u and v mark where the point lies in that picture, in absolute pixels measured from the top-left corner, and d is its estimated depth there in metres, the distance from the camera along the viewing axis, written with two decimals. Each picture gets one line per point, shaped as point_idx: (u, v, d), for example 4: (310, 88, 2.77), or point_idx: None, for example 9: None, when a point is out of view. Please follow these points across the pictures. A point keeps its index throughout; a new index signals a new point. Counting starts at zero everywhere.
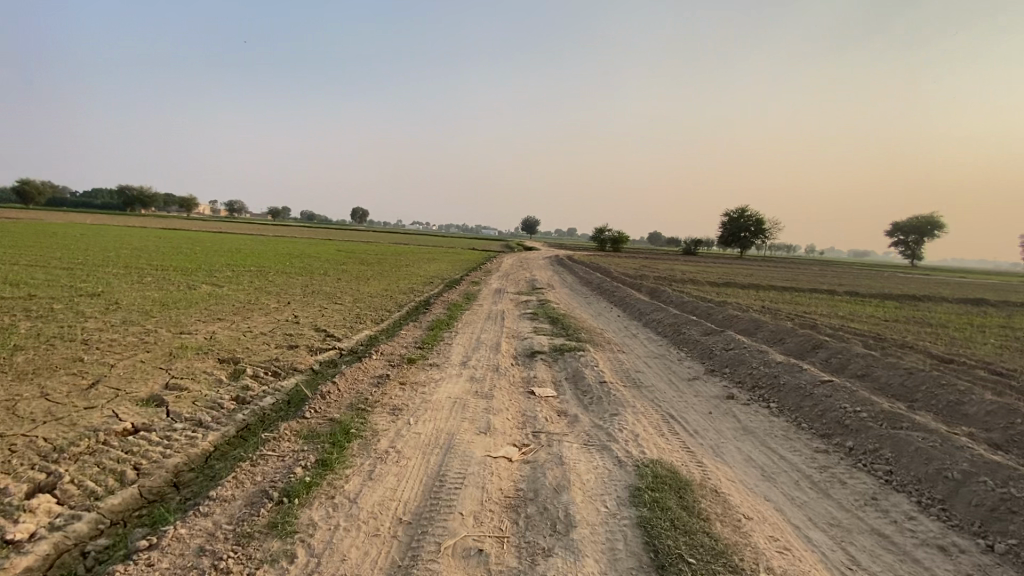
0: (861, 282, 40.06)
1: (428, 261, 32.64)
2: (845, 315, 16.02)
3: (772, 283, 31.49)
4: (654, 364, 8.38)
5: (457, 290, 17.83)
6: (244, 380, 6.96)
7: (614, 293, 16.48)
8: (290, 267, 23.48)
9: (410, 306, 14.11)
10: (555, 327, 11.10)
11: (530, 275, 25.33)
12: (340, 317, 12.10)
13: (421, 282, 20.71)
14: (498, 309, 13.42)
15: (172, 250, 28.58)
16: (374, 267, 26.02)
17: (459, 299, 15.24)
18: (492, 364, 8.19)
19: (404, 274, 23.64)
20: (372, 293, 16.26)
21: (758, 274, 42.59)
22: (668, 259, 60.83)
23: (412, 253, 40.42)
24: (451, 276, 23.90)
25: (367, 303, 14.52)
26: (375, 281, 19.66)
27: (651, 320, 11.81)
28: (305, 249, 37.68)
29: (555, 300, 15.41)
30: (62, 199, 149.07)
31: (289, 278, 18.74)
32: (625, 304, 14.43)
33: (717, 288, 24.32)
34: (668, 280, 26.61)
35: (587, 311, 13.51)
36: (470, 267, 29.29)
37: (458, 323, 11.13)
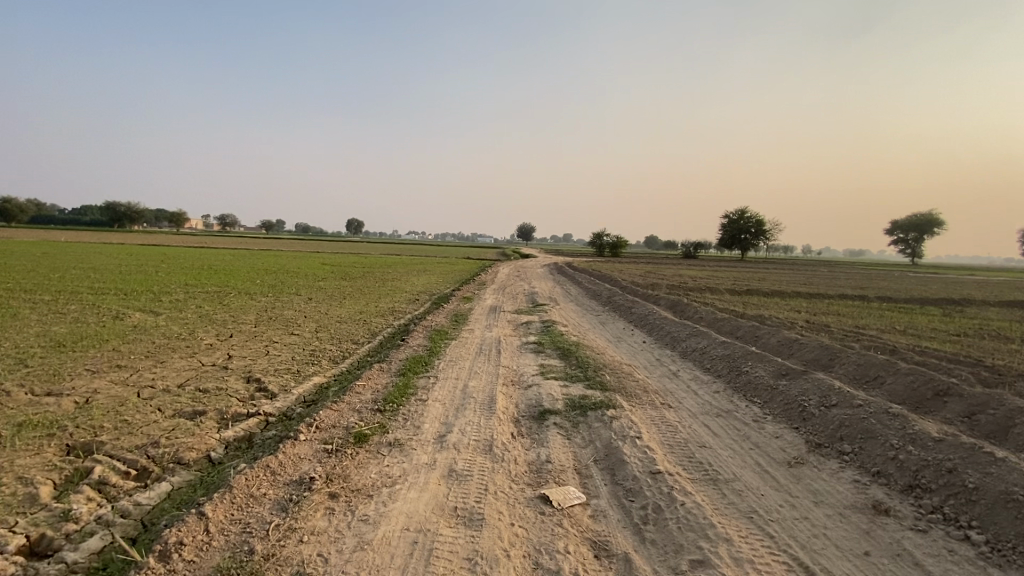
0: (878, 284, 37.76)
1: (417, 274, 29.86)
2: (909, 332, 13.35)
3: (792, 288, 28.81)
4: (723, 433, 5.69)
5: (444, 310, 15.10)
6: (75, 499, 4.25)
7: (632, 309, 13.76)
8: (259, 285, 20.76)
9: (384, 335, 11.35)
10: (568, 363, 8.41)
11: (530, 287, 22.72)
12: (288, 356, 9.39)
13: (405, 300, 18.00)
14: (492, 337, 10.73)
15: (131, 270, 25.75)
16: (355, 283, 23.30)
17: (445, 323, 12.49)
18: (483, 438, 5.52)
19: (388, 290, 20.96)
20: (342, 318, 13.52)
21: (770, 278, 40.11)
22: (673, 264, 58.16)
23: (401, 265, 37.63)
24: (440, 291, 21.21)
25: (330, 332, 11.77)
26: (351, 301, 16.94)
27: (692, 352, 9.09)
28: (285, 264, 34.87)
29: (562, 321, 12.71)
30: (48, 217, 145.80)
31: (248, 301, 15.98)
32: (650, 326, 11.70)
33: (739, 297, 21.73)
34: (682, 289, 24.03)
35: (604, 337, 10.78)
36: (463, 280, 26.54)
37: (439, 362, 8.43)
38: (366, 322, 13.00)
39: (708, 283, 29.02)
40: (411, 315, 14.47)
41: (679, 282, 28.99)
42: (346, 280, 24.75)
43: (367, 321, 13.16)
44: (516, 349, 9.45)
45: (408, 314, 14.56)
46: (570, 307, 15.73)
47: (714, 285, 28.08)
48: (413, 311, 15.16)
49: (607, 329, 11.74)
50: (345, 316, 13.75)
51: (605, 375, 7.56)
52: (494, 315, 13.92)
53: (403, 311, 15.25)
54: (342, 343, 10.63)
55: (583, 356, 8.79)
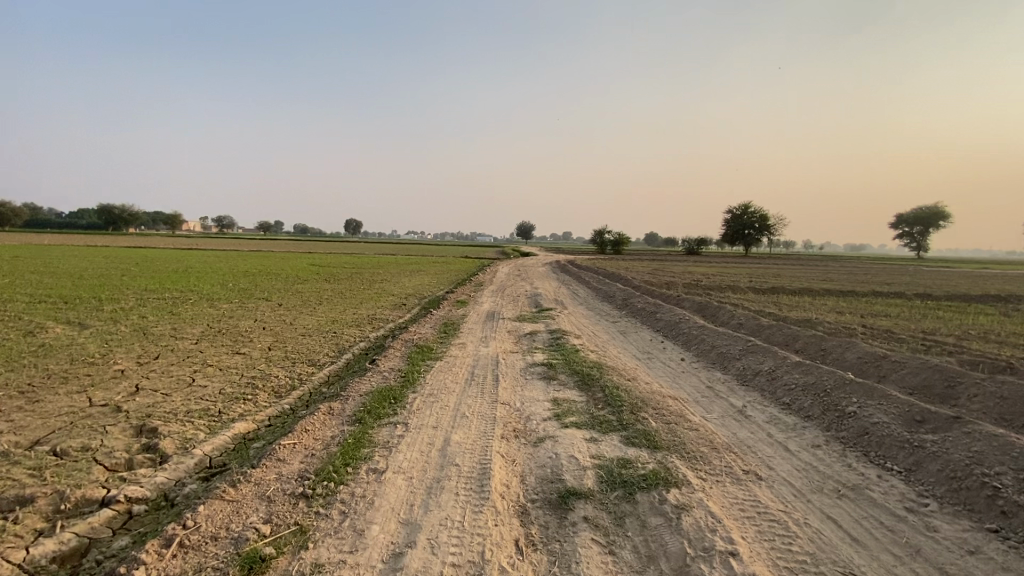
0: (900, 280, 35.49)
1: (410, 274, 27.48)
2: (993, 339, 11.04)
3: (817, 285, 26.46)
4: (871, 536, 3.43)
5: (431, 317, 12.72)
6: None
7: (658, 315, 11.37)
8: (228, 290, 18.43)
9: (352, 354, 8.99)
10: (591, 394, 6.09)
11: (532, 288, 20.44)
12: (217, 386, 7.02)
13: (390, 305, 15.68)
14: (487, 354, 8.36)
15: (93, 275, 23.32)
16: (338, 286, 20.96)
17: (430, 334, 10.11)
18: (467, 562, 3.18)
19: (374, 293, 18.66)
20: (309, 330, 11.16)
21: (785, 274, 37.84)
22: (678, 261, 55.92)
23: (393, 265, 35.21)
24: (432, 293, 18.87)
25: (287, 348, 9.40)
26: (326, 307, 14.63)
27: (755, 377, 6.77)
28: (268, 265, 32.47)
29: (574, 332, 10.32)
30: (41, 221, 143.35)
31: (203, 309, 13.62)
32: (685, 336, 9.35)
33: (766, 295, 19.44)
34: (700, 287, 21.74)
35: (630, 355, 8.43)
36: (458, 281, 24.15)
37: (414, 399, 6.07)
38: (336, 335, 10.65)
39: (726, 280, 26.58)
40: (392, 325, 12.08)
41: (694, 280, 26.50)
42: (329, 282, 22.34)
43: (337, 334, 10.79)
44: (520, 371, 7.10)
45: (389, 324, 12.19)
46: (582, 312, 13.36)
47: (733, 282, 25.64)
48: (397, 320, 12.79)
49: (630, 343, 9.40)
50: (313, 327, 11.38)
51: (650, 420, 5.22)
52: (492, 323, 11.54)
53: (385, 319, 12.87)
54: (297, 366, 8.28)
55: (612, 383, 6.44)
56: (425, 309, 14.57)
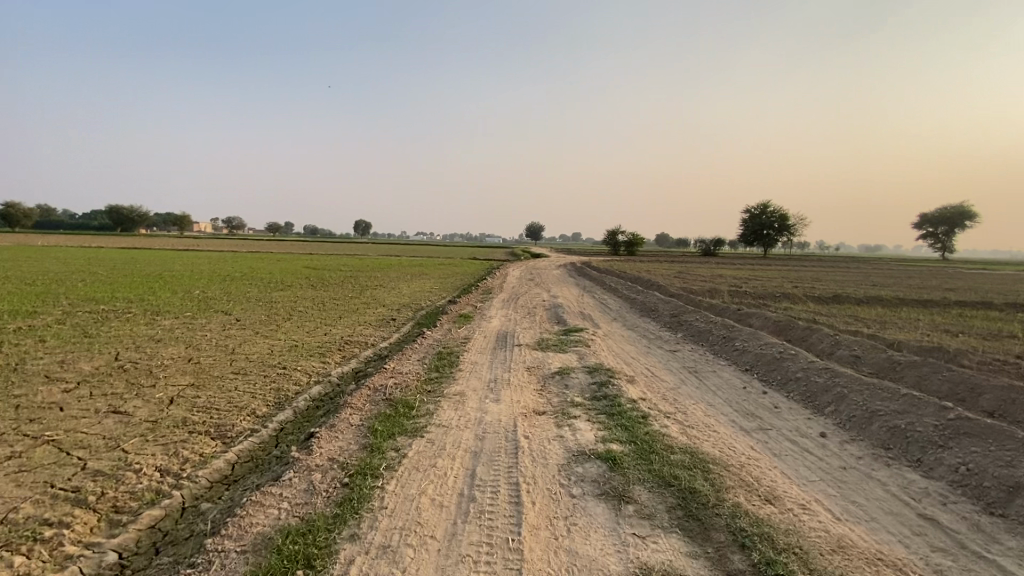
0: (952, 283, 32.01)
1: (408, 279, 24.26)
2: None
3: (873, 291, 23.08)
4: None
5: (424, 340, 9.53)
6: None
7: (737, 343, 8.08)
8: (186, 299, 15.36)
9: (288, 417, 5.81)
10: (719, 558, 2.88)
11: (549, 296, 17.26)
12: (11, 503, 3.88)
13: (376, 320, 12.56)
14: (498, 420, 5.16)
15: (44, 280, 20.40)
16: (321, 293, 17.85)
17: (415, 373, 6.89)
18: None
19: (360, 303, 15.54)
20: (251, 362, 7.97)
21: (822, 277, 34.40)
22: (697, 263, 52.45)
23: (393, 268, 32.01)
24: (430, 303, 15.75)
25: (198, 399, 6.23)
26: (293, 324, 11.53)
27: (1013, 499, 3.55)
28: (255, 269, 29.40)
29: (625, 373, 7.04)
30: (48, 222, 142.43)
31: (131, 328, 10.51)
32: (802, 385, 6.06)
33: (832, 306, 16.14)
34: (746, 295, 18.48)
35: (731, 426, 5.17)
36: (463, 287, 20.93)
37: (347, 564, 2.89)
38: (283, 374, 7.47)
39: (770, 287, 23.06)
40: (369, 355, 8.86)
41: (731, 285, 23.23)
42: (315, 289, 19.18)
43: (287, 371, 7.60)
44: (559, 475, 3.90)
45: (365, 352, 9.00)
46: (622, 335, 10.06)
47: (781, 288, 22.10)
48: (378, 346, 9.60)
49: (715, 397, 6.12)
50: (256, 358, 8.20)
51: None
52: (505, 352, 8.31)
53: (362, 345, 9.69)
54: (192, 437, 5.11)
55: (749, 521, 3.22)
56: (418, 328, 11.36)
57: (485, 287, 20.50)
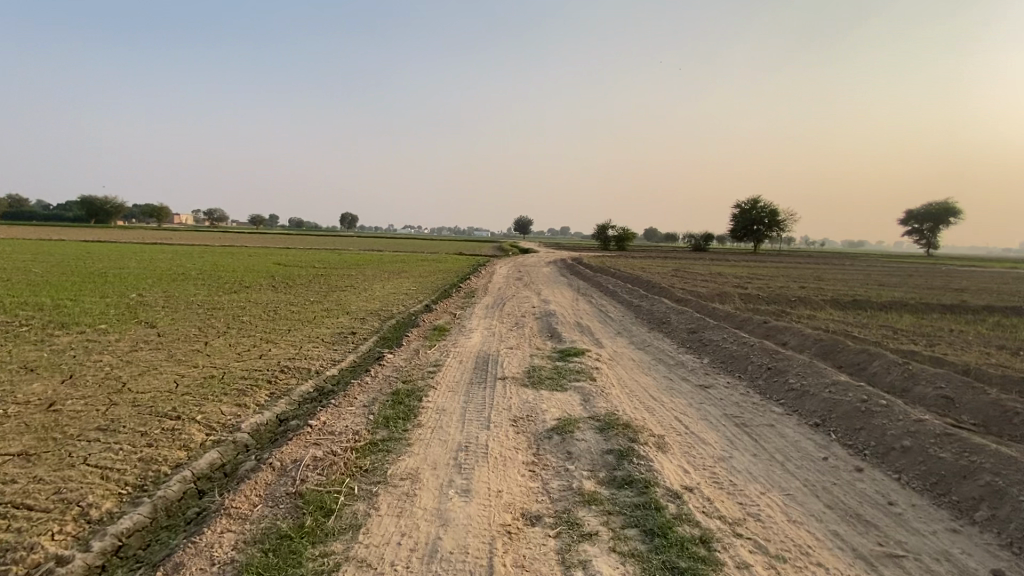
0: (958, 282, 30.64)
1: (385, 279, 21.95)
2: None
3: (886, 293, 21.48)
4: None
5: (382, 368, 7.38)
6: None
7: (791, 379, 6.15)
8: (113, 306, 12.98)
9: (135, 526, 3.68)
10: None
11: (540, 300, 15.25)
12: None
13: (333, 334, 10.41)
14: (464, 551, 3.09)
15: None
16: (280, 296, 15.57)
17: (352, 435, 4.79)
18: None
19: (321, 309, 13.34)
20: (132, 410, 5.78)
21: (823, 275, 32.88)
22: (690, 259, 50.90)
23: (370, 265, 29.65)
24: (403, 310, 13.62)
25: (8, 489, 4.06)
26: (226, 341, 9.33)
27: None
28: (217, 265, 26.86)
29: (649, 432, 5.01)
30: (17, 213, 136.30)
31: (9, 350, 8.22)
32: (919, 461, 4.13)
33: (856, 313, 14.38)
34: (758, 298, 16.65)
35: (843, 552, 3.21)
36: (445, 288, 18.79)
37: None
38: (170, 433, 5.30)
39: (780, 289, 21.16)
40: (305, 395, 6.72)
41: (736, 286, 21.43)
42: (275, 291, 16.84)
43: (177, 425, 5.42)
44: None
45: (302, 390, 6.86)
46: (633, 359, 8.03)
47: (792, 291, 20.20)
48: (322, 377, 7.45)
49: (791, 482, 4.13)
50: (144, 403, 6.01)
51: None
52: (484, 391, 6.21)
53: (303, 374, 7.54)
54: None
55: None
56: (380, 347, 9.20)
57: (468, 289, 18.41)
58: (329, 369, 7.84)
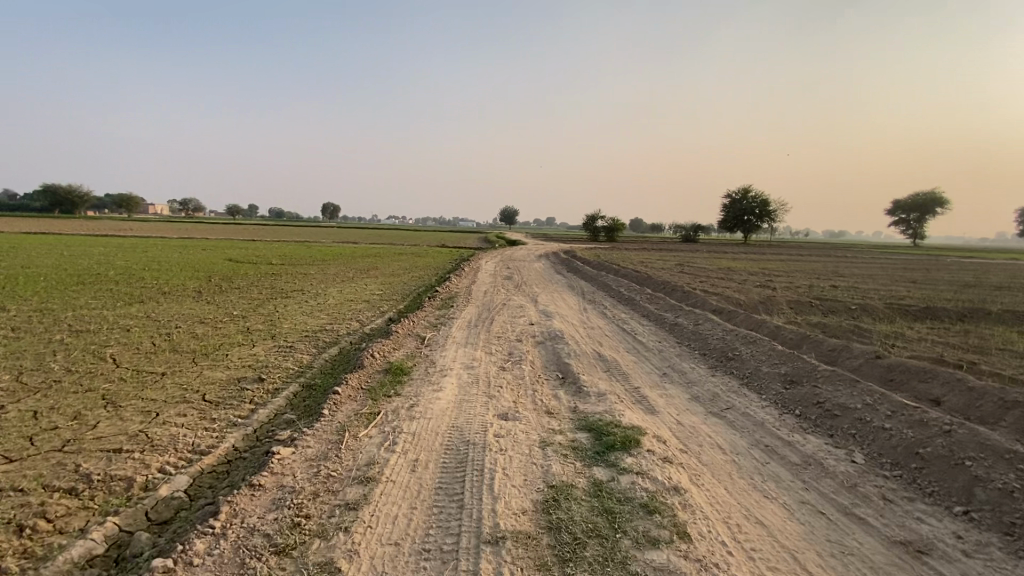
0: (987, 278, 27.93)
1: (346, 281, 18.13)
2: None
3: (938, 295, 18.45)
4: None
5: (256, 492, 3.74)
6: None
7: None
8: None
9: None
10: None
11: (537, 312, 11.70)
12: None
13: (229, 382, 6.75)
14: None
15: None
16: (194, 310, 11.71)
17: None
18: None
19: (235, 332, 9.57)
20: None
21: (839, 270, 29.95)
22: (686, 252, 47.93)
23: (336, 262, 25.64)
24: (353, 332, 9.94)
25: None
26: (30, 408, 5.60)
27: None
28: (148, 263, 22.59)
29: None
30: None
31: None
32: None
33: (948, 329, 11.13)
34: (810, 307, 13.36)
35: None
36: (417, 294, 15.12)
37: None
38: None
39: (818, 291, 17.78)
40: None
41: (766, 288, 18.11)
42: (193, 302, 12.91)
43: None
44: None
45: (65, 572, 3.21)
46: (722, 452, 4.54)
47: (836, 294, 16.83)
48: (141, 515, 3.82)
49: None
50: None
51: None
52: None
53: (105, 506, 3.86)
54: None
55: None
56: (288, 422, 5.53)
57: (447, 294, 14.76)
58: (167, 485, 4.18)
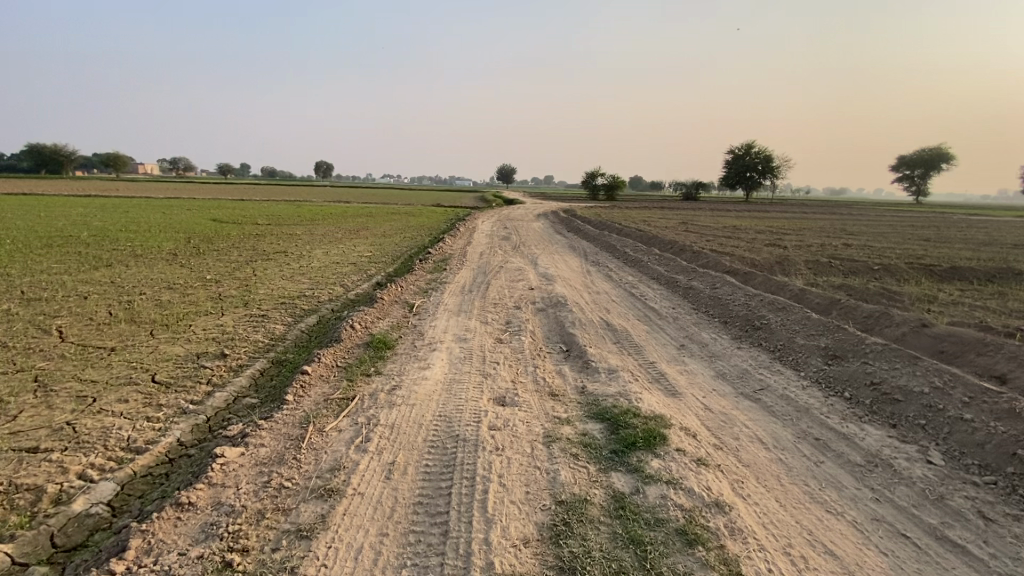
0: (1001, 235, 27.00)
1: (334, 241, 17.12)
2: None
3: (957, 253, 17.56)
4: None
5: (184, 512, 2.93)
6: None
7: None
8: None
9: None
10: None
11: (537, 275, 10.80)
12: None
13: (186, 359, 5.90)
14: None
15: None
16: (164, 275, 10.76)
17: None
18: None
19: (204, 299, 8.67)
20: None
21: (848, 228, 28.92)
22: (688, 210, 46.64)
23: (326, 222, 24.46)
24: (335, 298, 9.05)
25: None
26: None
27: None
28: (126, 224, 21.38)
29: None
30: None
31: None
32: None
33: (981, 291, 10.30)
34: (828, 267, 12.48)
35: None
36: (408, 255, 14.15)
37: None
38: None
39: (832, 250, 16.84)
40: None
41: (777, 247, 17.17)
42: (166, 266, 11.95)
43: None
44: None
45: None
46: (764, 447, 3.74)
47: (852, 254, 15.92)
48: (44, 541, 3.03)
49: None
50: None
51: None
52: None
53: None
54: None
55: None
56: (247, 410, 4.71)
57: (440, 256, 13.81)
58: (85, 498, 3.39)
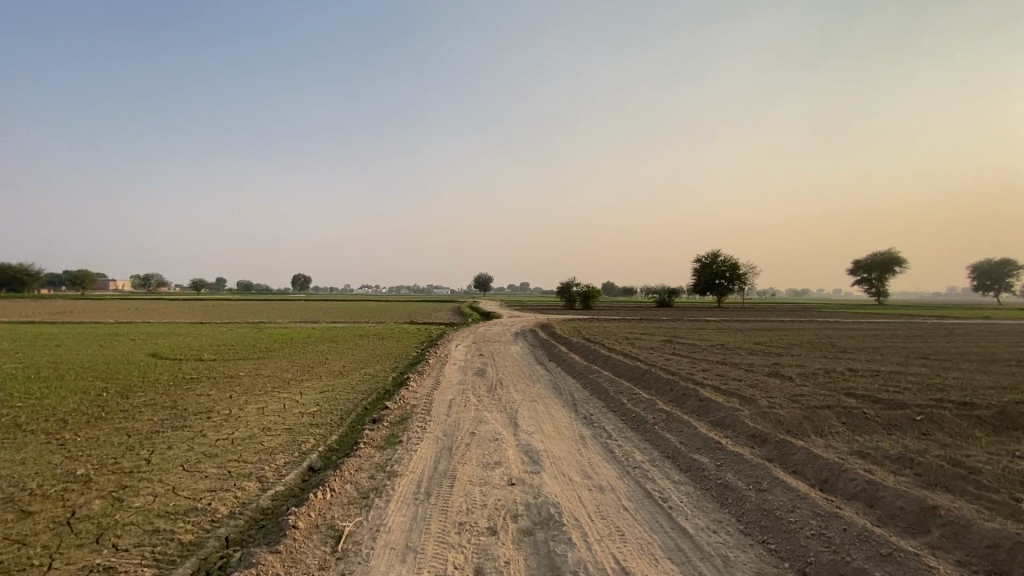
0: (994, 347, 26.09)
1: (278, 388, 14.58)
2: None
3: (976, 380, 16.02)
4: None
5: None
6: None
7: None
8: None
9: None
10: None
11: (517, 449, 8.48)
12: None
13: None
14: None
15: None
16: (18, 470, 8.01)
17: None
18: None
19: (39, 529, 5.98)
20: None
21: (838, 343, 27.78)
22: (668, 322, 45.74)
23: (279, 355, 21.85)
24: (236, 513, 6.48)
25: None
26: None
27: None
28: (40, 366, 18.48)
29: None
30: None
31: None
32: None
33: None
34: (863, 418, 10.51)
35: None
36: (360, 412, 11.69)
37: None
38: None
39: (846, 382, 15.09)
40: None
41: (784, 379, 15.38)
42: (36, 447, 9.19)
43: None
44: None
45: None
46: None
47: (871, 388, 14.15)
48: None
49: None
50: None
51: None
52: None
53: None
54: None
55: None
56: None
57: (400, 411, 11.43)
58: None
